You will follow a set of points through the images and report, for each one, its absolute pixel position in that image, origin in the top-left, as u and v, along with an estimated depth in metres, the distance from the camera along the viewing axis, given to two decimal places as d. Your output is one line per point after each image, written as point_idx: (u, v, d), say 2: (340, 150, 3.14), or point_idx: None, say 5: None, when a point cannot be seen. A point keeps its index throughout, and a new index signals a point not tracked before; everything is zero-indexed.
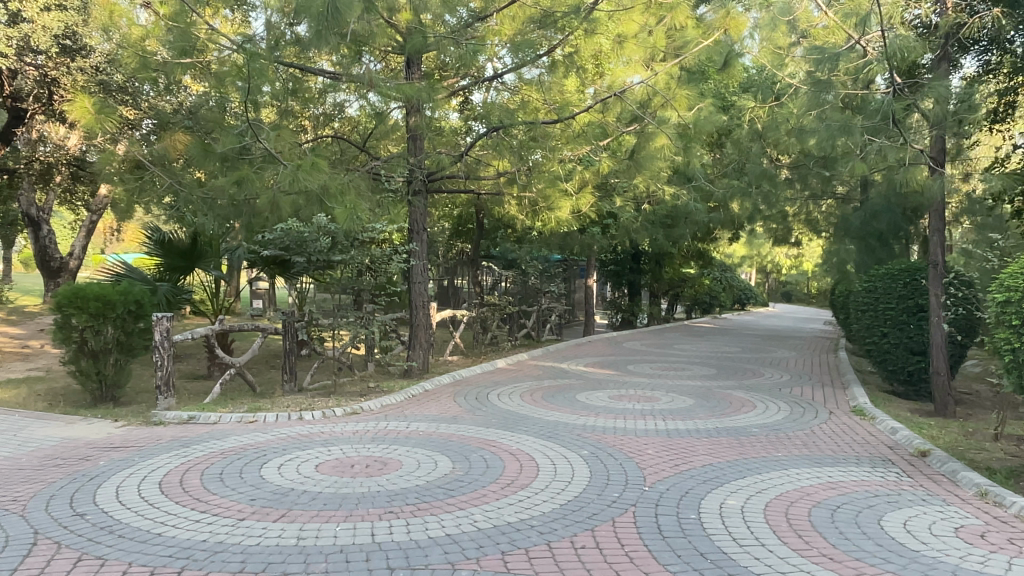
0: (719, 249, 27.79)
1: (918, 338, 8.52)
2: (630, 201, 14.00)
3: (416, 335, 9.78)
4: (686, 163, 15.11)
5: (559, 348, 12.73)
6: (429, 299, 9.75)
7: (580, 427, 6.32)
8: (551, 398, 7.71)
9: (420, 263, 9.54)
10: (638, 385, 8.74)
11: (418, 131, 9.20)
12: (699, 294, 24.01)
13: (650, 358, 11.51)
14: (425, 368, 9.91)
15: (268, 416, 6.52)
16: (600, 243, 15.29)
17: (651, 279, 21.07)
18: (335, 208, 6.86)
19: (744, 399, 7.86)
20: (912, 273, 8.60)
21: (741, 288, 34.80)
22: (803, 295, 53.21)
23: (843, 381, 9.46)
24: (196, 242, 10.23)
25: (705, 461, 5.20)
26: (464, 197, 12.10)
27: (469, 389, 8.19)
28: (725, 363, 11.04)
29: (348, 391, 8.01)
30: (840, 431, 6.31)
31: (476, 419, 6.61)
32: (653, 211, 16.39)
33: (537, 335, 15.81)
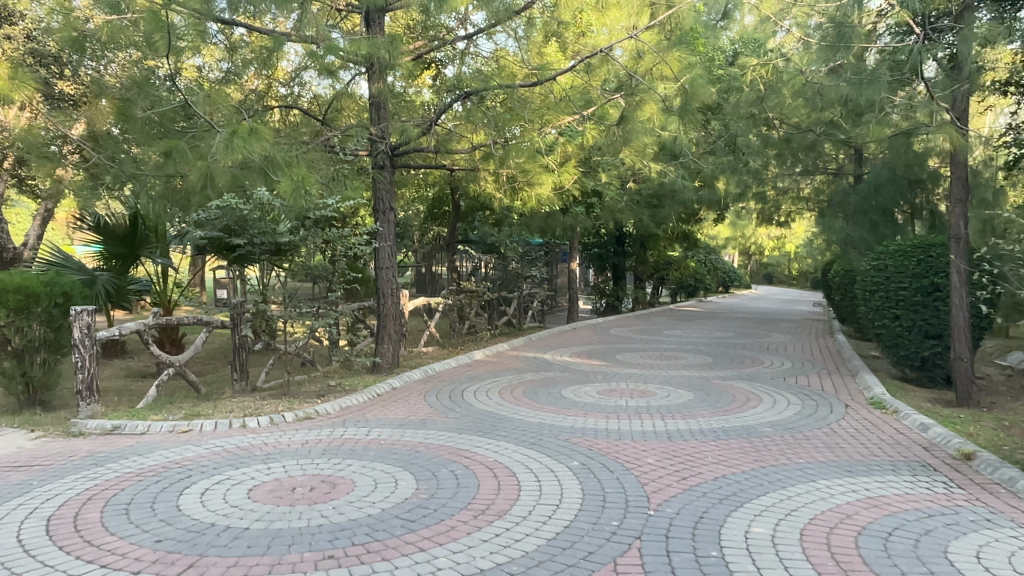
0: (705, 231, 27.07)
1: (935, 321, 7.77)
2: (615, 179, 13.16)
3: (384, 326, 8.81)
4: (672, 138, 14.30)
5: (543, 337, 11.89)
6: (399, 286, 8.81)
7: (566, 431, 5.47)
8: (533, 395, 6.86)
9: (387, 246, 8.61)
10: (628, 376, 7.91)
11: (381, 98, 8.26)
12: (685, 276, 23.30)
13: (640, 346, 10.70)
14: (396, 362, 9.01)
15: (205, 425, 5.61)
16: (583, 223, 14.44)
17: (636, 262, 20.27)
18: (280, 181, 5.94)
19: (748, 391, 7.05)
20: (926, 249, 7.82)
21: (725, 270, 34.12)
22: (785, 277, 52.83)
23: (851, 368, 8.69)
24: (138, 226, 9.30)
25: (716, 472, 4.38)
26: (437, 174, 11.17)
27: (442, 386, 7.31)
28: (720, 350, 10.25)
29: (305, 391, 7.10)
30: (864, 429, 5.51)
31: (447, 423, 5.73)
32: (639, 189, 15.57)
33: (519, 323, 14.96)
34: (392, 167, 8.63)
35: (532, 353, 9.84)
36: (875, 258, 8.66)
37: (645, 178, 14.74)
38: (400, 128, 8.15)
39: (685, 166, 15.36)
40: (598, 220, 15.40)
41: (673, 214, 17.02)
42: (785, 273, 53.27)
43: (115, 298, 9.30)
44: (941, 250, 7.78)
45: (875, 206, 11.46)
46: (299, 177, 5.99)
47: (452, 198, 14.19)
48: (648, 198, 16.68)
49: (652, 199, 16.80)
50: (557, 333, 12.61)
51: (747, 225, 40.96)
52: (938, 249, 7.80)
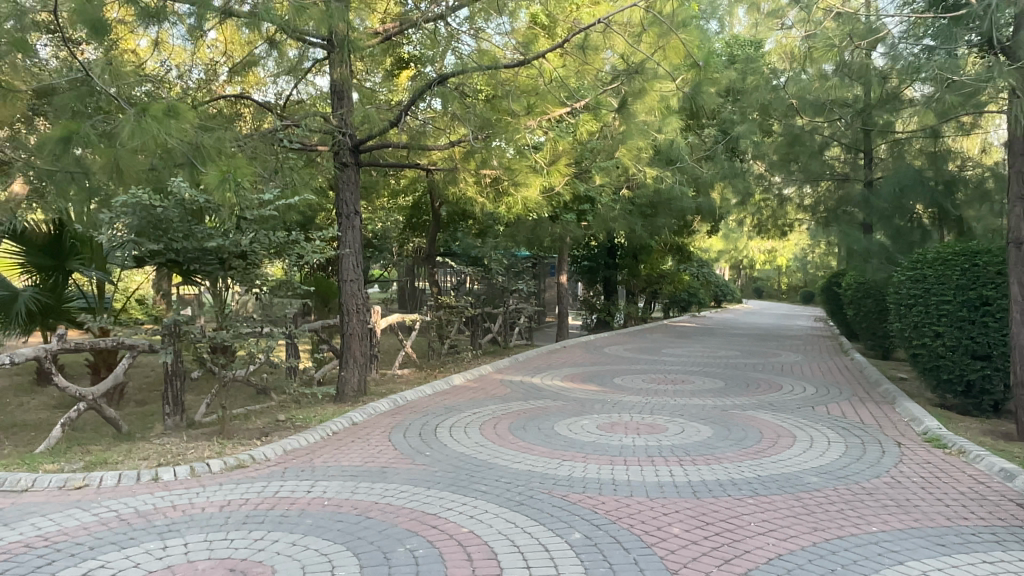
0: (697, 245, 26.10)
1: (983, 339, 6.73)
2: (608, 184, 12.18)
3: (349, 348, 7.65)
4: (668, 141, 13.33)
5: (531, 356, 10.78)
6: (365, 301, 7.65)
7: (562, 485, 4.33)
8: (520, 432, 5.73)
9: (351, 255, 7.47)
10: (630, 406, 6.79)
11: (345, 83, 7.18)
12: (678, 290, 22.32)
13: (639, 367, 9.58)
14: (362, 389, 7.83)
15: (105, 478, 4.47)
16: (573, 232, 13.36)
17: (629, 276, 19.20)
18: (206, 173, 4.83)
19: (775, 424, 5.95)
20: (971, 257, 6.88)
21: (718, 285, 33.23)
22: (774, 291, 52.13)
23: (883, 393, 7.61)
24: (65, 235, 8.10)
25: (767, 549, 3.26)
26: (412, 174, 10.06)
27: (413, 421, 6.16)
28: (729, 372, 9.16)
29: (247, 429, 5.94)
30: (931, 479, 4.43)
31: (414, 472, 4.58)
32: (633, 197, 14.57)
33: (505, 341, 13.83)
34: (357, 165, 7.55)
35: (519, 377, 8.70)
36: (908, 267, 7.63)
37: (641, 184, 13.71)
38: (365, 114, 7.03)
39: (682, 172, 14.40)
40: (590, 230, 14.38)
41: (668, 223, 16.03)
42: (775, 286, 52.54)
43: (40, 318, 8.09)
44: (988, 259, 6.76)
45: (891, 212, 10.52)
46: (231, 168, 4.90)
47: (432, 205, 13.10)
48: (642, 206, 15.69)
49: (646, 208, 15.81)
50: (547, 352, 11.49)
51: (739, 236, 40.18)
52: (985, 257, 6.79)
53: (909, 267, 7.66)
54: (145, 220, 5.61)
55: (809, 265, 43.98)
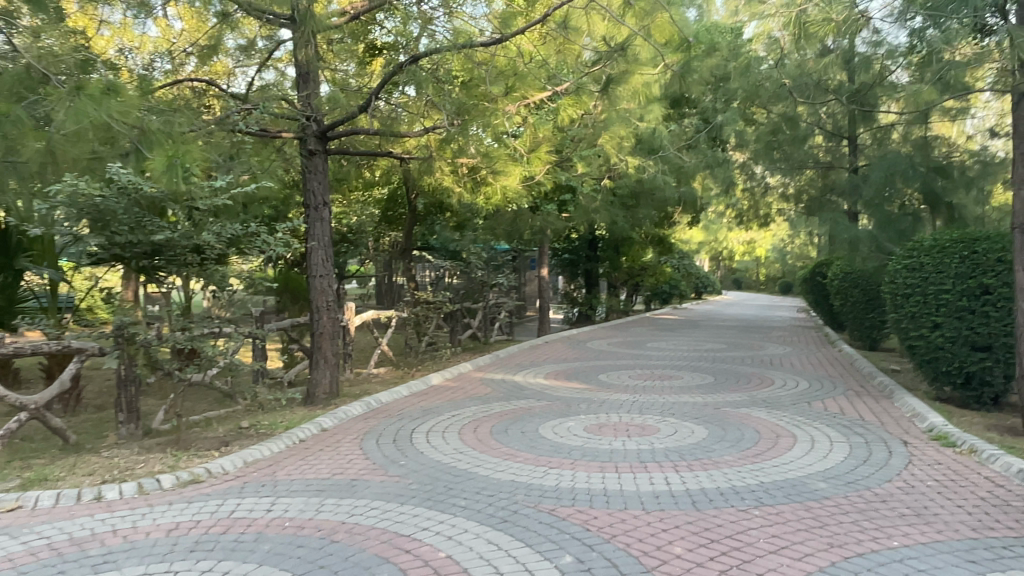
0: (678, 237, 25.87)
1: (984, 329, 6.44)
2: (589, 174, 11.83)
3: (319, 347, 7.20)
4: (650, 129, 13.00)
5: (513, 353, 10.39)
6: (336, 298, 7.21)
7: (549, 497, 3.94)
8: (502, 436, 5.33)
9: (320, 249, 7.02)
10: (618, 405, 6.42)
11: (311, 64, 6.72)
12: (660, 283, 22.04)
13: (624, 363, 9.22)
14: (334, 391, 7.39)
15: (41, 500, 4.02)
16: (554, 224, 12.99)
17: (610, 268, 18.86)
18: (151, 159, 4.39)
19: (772, 423, 5.62)
20: (970, 244, 6.60)
21: (698, 277, 33.08)
22: (753, 282, 52.25)
23: (878, 386, 7.32)
24: (13, 232, 7.57)
25: (781, 572, 2.91)
26: (385, 163, 9.61)
27: (387, 426, 5.74)
28: (717, 366, 8.83)
29: (206, 438, 5.48)
30: (945, 481, 4.11)
31: (386, 486, 4.17)
32: (614, 187, 14.23)
33: (485, 337, 13.43)
34: (325, 153, 7.09)
35: (500, 375, 8.30)
36: (903, 256, 7.33)
37: (623, 174, 13.36)
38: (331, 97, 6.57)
39: (665, 161, 14.09)
40: (571, 222, 14.01)
41: (651, 214, 15.72)
42: (755, 278, 52.64)
43: None
44: (987, 246, 6.47)
45: (879, 199, 10.28)
46: (180, 152, 4.46)
47: (408, 198, 12.64)
48: (624, 197, 15.35)
49: (628, 199, 15.48)
50: (528, 348, 11.10)
51: (719, 227, 40.09)
52: (984, 244, 6.49)
53: (903, 255, 7.36)
54: (85, 213, 4.91)
55: (789, 255, 44.05)
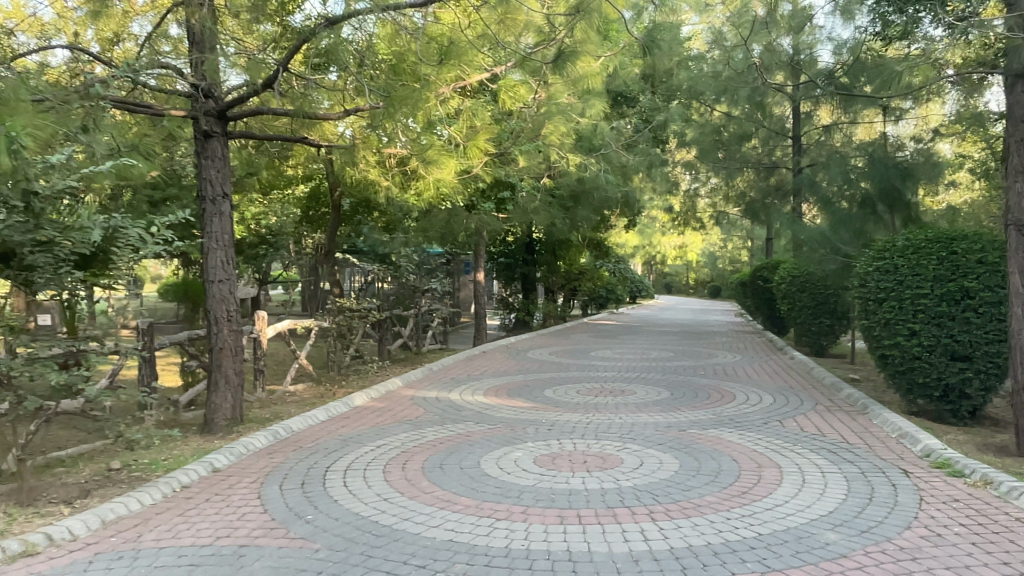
0: (614, 241, 25.38)
1: (965, 338, 5.90)
2: (529, 171, 11.02)
3: (218, 366, 6.12)
4: (591, 124, 12.28)
5: (447, 366, 9.43)
6: (239, 307, 6.15)
7: (500, 567, 3.04)
8: (435, 474, 4.41)
9: (220, 250, 5.98)
10: (570, 428, 5.58)
11: (206, 25, 5.65)
12: (598, 287, 21.40)
13: (570, 376, 8.37)
14: (236, 417, 6.29)
15: None
16: (491, 224, 12.11)
17: (547, 272, 18.08)
18: None
19: (747, 450, 4.88)
20: (949, 245, 6.05)
21: (633, 281, 32.78)
22: (684, 286, 52.74)
23: (848, 400, 6.71)
24: None
25: None
26: (302, 152, 8.52)
27: (295, 464, 4.74)
28: (671, 379, 8.08)
29: (62, 487, 4.38)
30: (975, 527, 3.41)
31: (285, 556, 3.19)
32: (555, 186, 13.46)
33: (417, 346, 12.42)
34: (225, 136, 6.08)
35: (433, 393, 7.34)
36: (872, 258, 6.79)
37: (564, 173, 12.62)
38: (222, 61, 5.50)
39: (606, 159, 13.39)
40: (509, 222, 13.18)
41: (591, 215, 15.02)
42: (687, 282, 53.05)
43: None
44: (967, 247, 5.97)
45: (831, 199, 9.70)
46: None
47: (331, 195, 11.54)
48: (563, 198, 14.57)
49: (568, 199, 14.72)
50: (464, 359, 10.16)
51: (653, 230, 40.01)
52: (964, 245, 6.00)
53: (872, 256, 6.82)
54: None
55: (720, 259, 44.36)
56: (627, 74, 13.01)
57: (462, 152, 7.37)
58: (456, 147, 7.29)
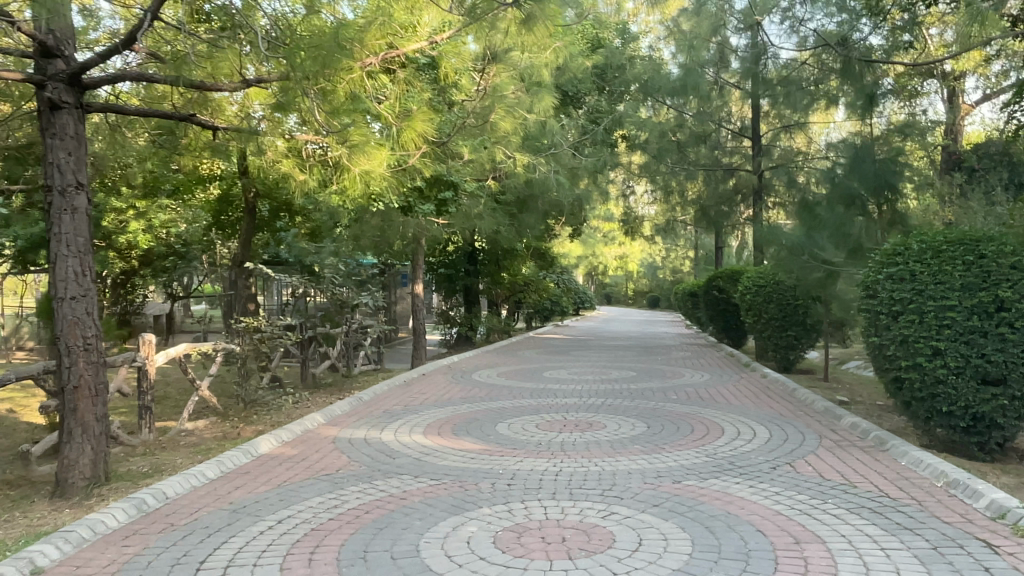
0: (557, 252, 24.36)
1: (999, 358, 4.93)
2: (473, 168, 9.85)
3: (72, 410, 4.68)
4: (540, 121, 11.18)
5: (380, 393, 8.08)
6: (98, 333, 4.72)
7: None
8: (356, 572, 3.11)
9: (72, 257, 4.55)
10: (534, 484, 4.34)
11: None
12: (543, 299, 20.26)
13: (525, 406, 7.12)
14: (100, 476, 4.85)
15: None
16: (431, 230, 10.85)
17: (490, 283, 16.83)
18: None
19: (768, 512, 3.75)
20: (976, 247, 5.11)
21: (577, 293, 31.84)
22: (625, 297, 52.44)
23: (856, 432, 5.68)
24: None
25: None
26: (201, 139, 7.09)
27: (154, 558, 3.35)
28: (641, 407, 6.93)
29: None
30: None
31: None
32: (499, 190, 12.26)
33: (347, 367, 10.99)
34: (80, 108, 4.67)
35: (360, 433, 5.98)
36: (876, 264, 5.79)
37: (511, 175, 11.48)
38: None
39: (555, 160, 12.29)
40: (449, 228, 11.93)
41: (538, 221, 13.89)
42: (627, 293, 52.70)
43: None
44: (996, 250, 5.02)
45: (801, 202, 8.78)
46: None
47: (245, 195, 10.08)
48: (508, 203, 13.40)
49: (513, 205, 13.56)
50: (401, 384, 8.83)
51: (595, 241, 39.35)
52: (992, 247, 5.05)
53: (876, 261, 5.82)
54: None
55: (661, 269, 44.05)
56: (577, 67, 11.98)
57: (398, 137, 6.11)
58: (391, 130, 6.03)
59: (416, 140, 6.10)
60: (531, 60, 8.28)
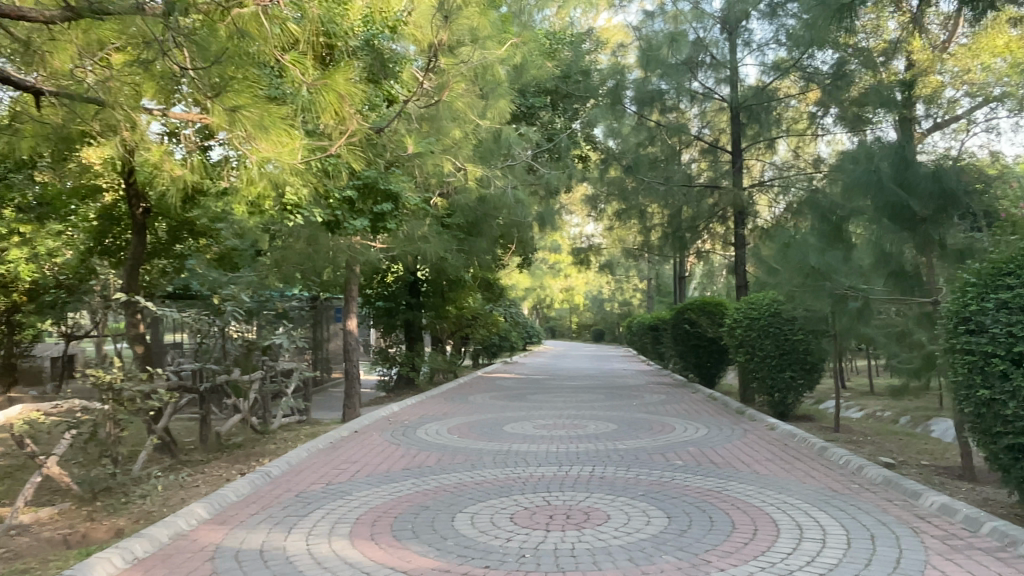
0: (507, 282, 22.74)
1: None
2: (414, 183, 8.19)
3: None
4: (495, 128, 9.58)
5: (297, 462, 6.17)
6: None
7: None
8: None
9: None
10: None
11: None
12: (492, 335, 18.52)
13: (490, 481, 5.32)
14: None
15: None
16: (368, 254, 9.00)
17: (436, 318, 15.02)
18: None
19: None
20: None
21: (526, 326, 30.20)
22: (570, 331, 51.30)
23: (955, 521, 4.09)
24: None
25: None
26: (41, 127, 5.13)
27: None
28: (646, 481, 5.21)
29: None
30: None
31: None
32: (446, 209, 10.55)
33: (263, 423, 8.97)
34: None
35: (257, 540, 4.08)
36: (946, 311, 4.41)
37: (462, 191, 9.81)
38: None
39: (513, 173, 10.68)
40: (388, 253, 10.15)
41: (491, 246, 12.20)
42: (572, 326, 51.49)
43: None
44: None
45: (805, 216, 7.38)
46: None
47: (131, 209, 8.13)
48: (457, 226, 11.71)
49: (462, 227, 11.85)
50: (326, 447, 6.94)
51: (543, 272, 38.13)
52: None
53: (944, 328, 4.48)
54: None
55: (609, 302, 42.88)
56: (536, 68, 10.49)
57: (317, 104, 4.40)
58: (305, 89, 4.32)
59: (337, 110, 4.48)
60: (486, 54, 6.77)
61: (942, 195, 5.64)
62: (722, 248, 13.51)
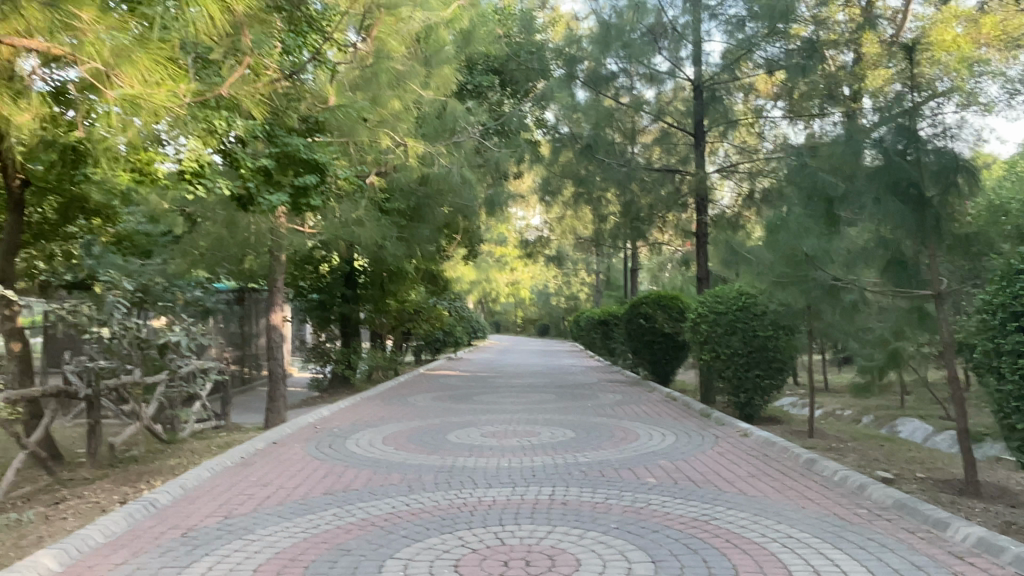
0: (451, 274, 21.65)
1: None
2: (344, 156, 7.13)
3: None
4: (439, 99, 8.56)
5: (194, 485, 5.08)
6: None
7: None
8: None
9: None
10: None
11: None
12: (435, 329, 17.45)
13: (429, 511, 4.34)
14: None
15: None
16: (292, 238, 7.88)
17: (375, 311, 13.85)
18: None
19: None
20: None
21: (471, 320, 29.13)
22: (515, 324, 50.42)
23: (1003, 562, 3.32)
24: None
25: None
26: None
27: None
28: (618, 510, 4.30)
29: None
30: None
31: None
32: (384, 189, 9.47)
33: (170, 432, 7.74)
34: None
35: None
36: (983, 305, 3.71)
37: (400, 169, 8.76)
38: None
39: (458, 150, 9.66)
40: (318, 238, 9.02)
41: (434, 233, 11.14)
42: (517, 320, 50.60)
43: None
44: None
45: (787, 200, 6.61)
46: None
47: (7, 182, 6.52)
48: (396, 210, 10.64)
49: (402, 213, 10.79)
50: (236, 463, 5.86)
51: (490, 264, 37.11)
52: None
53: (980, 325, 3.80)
54: None
55: (556, 295, 42.12)
56: (485, 33, 9.49)
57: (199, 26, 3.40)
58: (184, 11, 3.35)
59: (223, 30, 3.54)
60: (431, 13, 5.80)
61: (949, 171, 5.00)
62: (679, 238, 12.75)
